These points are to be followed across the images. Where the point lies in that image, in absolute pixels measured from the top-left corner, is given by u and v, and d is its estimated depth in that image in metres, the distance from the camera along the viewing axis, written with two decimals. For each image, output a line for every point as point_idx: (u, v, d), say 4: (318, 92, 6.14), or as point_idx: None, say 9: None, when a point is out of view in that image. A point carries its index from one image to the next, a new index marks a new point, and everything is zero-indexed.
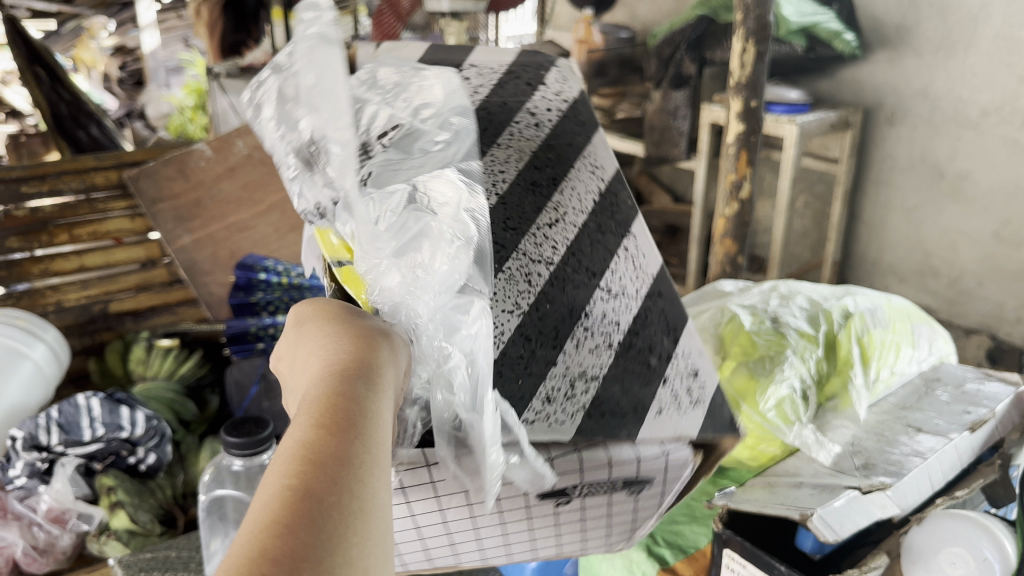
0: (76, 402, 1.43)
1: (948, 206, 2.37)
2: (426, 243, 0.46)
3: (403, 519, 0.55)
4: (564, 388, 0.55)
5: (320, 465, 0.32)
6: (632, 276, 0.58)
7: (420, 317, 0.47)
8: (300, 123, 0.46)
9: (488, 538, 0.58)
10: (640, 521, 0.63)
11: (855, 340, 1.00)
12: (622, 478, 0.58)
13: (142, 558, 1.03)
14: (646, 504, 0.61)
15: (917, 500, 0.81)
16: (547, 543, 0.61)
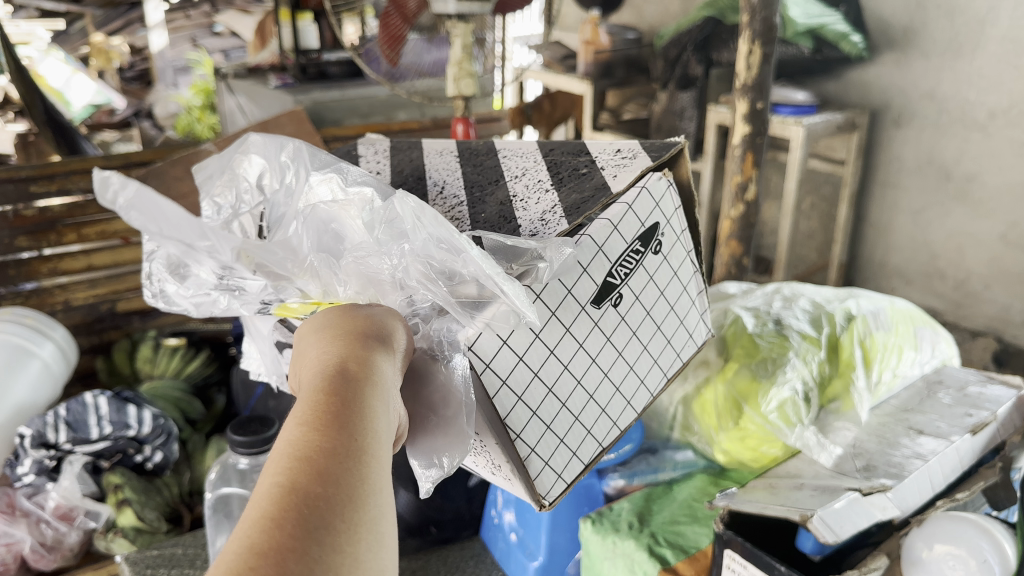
0: (82, 399, 1.44)
1: (955, 209, 2.37)
2: (331, 220, 0.57)
3: (530, 422, 0.57)
4: (537, 223, 0.63)
5: (309, 460, 0.33)
6: (534, 176, 0.71)
7: (373, 257, 0.55)
8: (201, 271, 0.63)
9: (598, 390, 0.63)
10: (680, 274, 0.71)
11: (857, 343, 0.99)
12: (637, 237, 0.66)
13: (148, 555, 1.04)
14: (667, 250, 0.70)
15: (918, 502, 0.82)
16: (642, 359, 0.67)
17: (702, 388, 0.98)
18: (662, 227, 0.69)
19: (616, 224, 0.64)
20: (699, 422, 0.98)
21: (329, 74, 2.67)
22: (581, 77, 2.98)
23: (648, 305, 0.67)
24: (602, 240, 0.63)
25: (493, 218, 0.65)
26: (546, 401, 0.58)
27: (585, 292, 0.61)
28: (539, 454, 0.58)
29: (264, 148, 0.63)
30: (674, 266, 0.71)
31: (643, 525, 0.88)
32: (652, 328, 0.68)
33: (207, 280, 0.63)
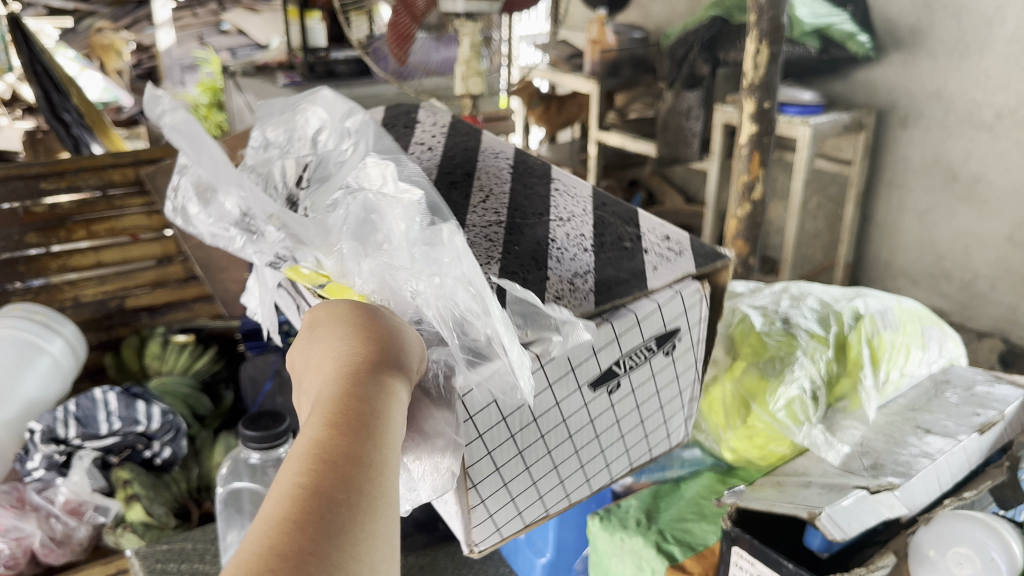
0: (92, 396, 1.45)
1: (961, 209, 2.37)
2: (374, 212, 0.57)
3: (491, 475, 0.59)
4: (565, 286, 0.63)
5: (331, 466, 0.34)
6: (574, 224, 0.71)
7: (405, 272, 0.54)
8: (226, 202, 0.68)
9: (563, 463, 0.65)
10: (681, 378, 0.72)
11: (865, 342, 0.99)
12: (653, 336, 0.66)
13: (157, 549, 1.05)
14: (681, 352, 0.70)
15: (925, 501, 0.82)
16: (615, 445, 0.69)
17: (711, 386, 0.98)
18: (682, 332, 0.69)
19: (641, 319, 0.64)
20: (706, 420, 0.98)
21: (336, 73, 2.68)
22: (587, 76, 2.98)
23: (638, 399, 0.69)
24: (622, 329, 0.63)
25: (523, 255, 0.66)
26: (513, 464, 0.61)
27: (590, 371, 0.62)
28: (485, 506, 0.60)
29: (335, 110, 0.71)
30: (678, 370, 0.71)
31: (651, 522, 0.88)
32: (634, 415, 0.69)
33: (229, 214, 0.69)
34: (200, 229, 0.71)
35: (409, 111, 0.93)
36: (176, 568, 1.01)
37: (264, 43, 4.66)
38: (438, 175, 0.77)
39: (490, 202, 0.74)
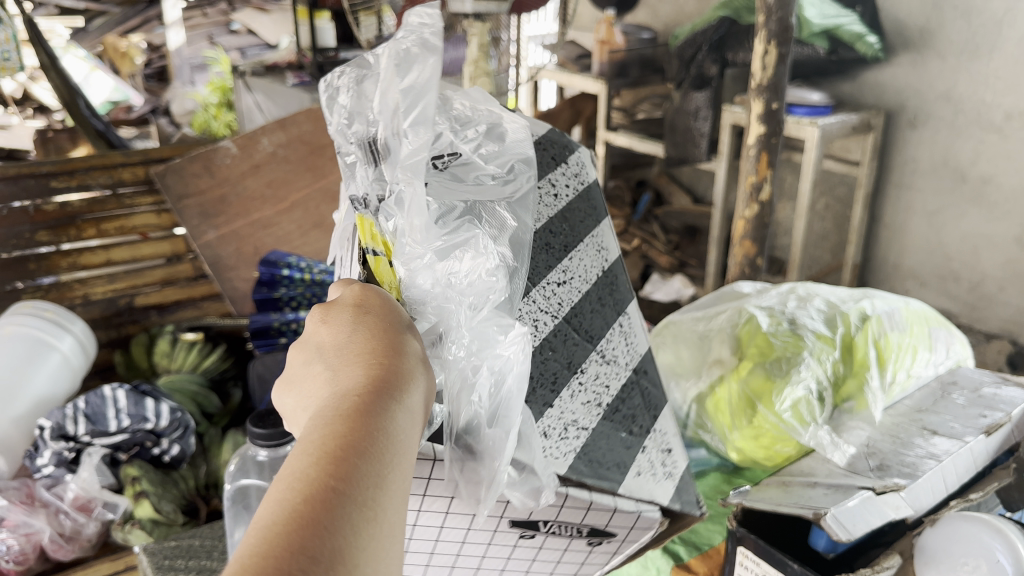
0: (101, 393, 1.44)
1: (970, 210, 2.37)
2: (463, 248, 0.55)
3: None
4: (561, 428, 0.61)
5: (344, 500, 0.37)
6: (621, 352, 0.69)
7: (456, 325, 0.56)
8: (350, 101, 0.60)
9: (438, 559, 0.63)
10: (582, 565, 0.70)
11: (871, 343, 1.00)
12: (591, 525, 0.64)
13: (166, 546, 1.05)
14: (603, 550, 0.68)
15: (931, 502, 0.82)
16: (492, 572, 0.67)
17: (717, 386, 1.01)
18: (615, 536, 0.66)
19: (593, 508, 0.62)
20: (713, 420, 1.00)
21: None
22: (596, 76, 2.98)
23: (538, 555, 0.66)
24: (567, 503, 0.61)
25: (548, 371, 0.61)
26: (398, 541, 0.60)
27: (517, 513, 0.60)
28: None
29: (518, 142, 0.62)
30: (586, 558, 0.69)
31: None
32: (522, 566, 0.67)
33: (344, 106, 0.61)
34: (331, 119, 0.61)
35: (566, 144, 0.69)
36: (183, 565, 1.02)
37: (273, 41, 4.67)
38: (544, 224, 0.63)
39: (565, 287, 0.63)
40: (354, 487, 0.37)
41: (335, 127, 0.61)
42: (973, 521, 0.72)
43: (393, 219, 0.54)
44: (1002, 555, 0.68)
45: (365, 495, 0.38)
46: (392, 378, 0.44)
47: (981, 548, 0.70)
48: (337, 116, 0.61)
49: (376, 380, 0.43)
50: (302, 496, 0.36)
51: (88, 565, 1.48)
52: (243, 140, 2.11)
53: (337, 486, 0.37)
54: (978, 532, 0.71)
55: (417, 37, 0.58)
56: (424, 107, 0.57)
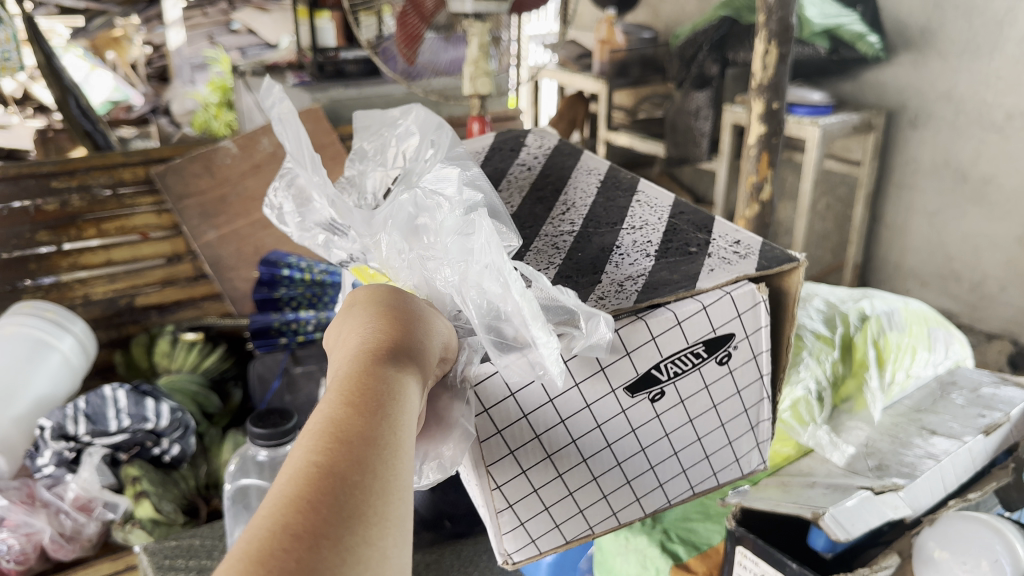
0: (102, 393, 1.43)
1: (970, 210, 2.37)
2: (424, 211, 0.56)
3: (518, 479, 0.55)
4: (613, 288, 0.59)
5: (335, 449, 0.32)
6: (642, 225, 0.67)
7: (441, 269, 0.54)
8: (297, 205, 0.68)
9: (605, 474, 0.59)
10: (747, 400, 0.65)
11: (871, 343, 0.99)
12: (701, 340, 0.60)
13: (166, 546, 1.05)
14: (739, 361, 0.63)
15: (930, 502, 0.82)
16: (668, 460, 0.62)
17: None
18: (737, 340, 0.62)
19: (683, 321, 0.58)
20: None
21: (346, 73, 2.68)
22: (596, 76, 2.97)
23: (690, 412, 0.62)
24: (659, 330, 0.57)
25: (583, 264, 0.63)
26: (547, 474, 0.56)
27: (621, 370, 0.56)
28: (516, 512, 0.56)
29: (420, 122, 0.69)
30: (741, 385, 0.64)
31: (655, 521, 0.88)
32: (691, 435, 0.62)
33: (295, 211, 0.68)
34: (291, 228, 0.69)
35: (519, 135, 0.90)
36: (183, 564, 1.02)
37: (273, 41, 4.67)
38: (527, 199, 0.77)
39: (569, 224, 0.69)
40: (344, 435, 0.33)
41: (304, 234, 0.68)
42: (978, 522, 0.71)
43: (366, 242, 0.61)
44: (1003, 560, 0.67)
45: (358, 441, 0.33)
46: (387, 347, 0.40)
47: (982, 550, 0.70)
48: (300, 225, 0.68)
49: (370, 351, 0.39)
50: (289, 458, 0.32)
51: (88, 564, 1.49)
52: (243, 139, 2.09)
53: (324, 439, 0.32)
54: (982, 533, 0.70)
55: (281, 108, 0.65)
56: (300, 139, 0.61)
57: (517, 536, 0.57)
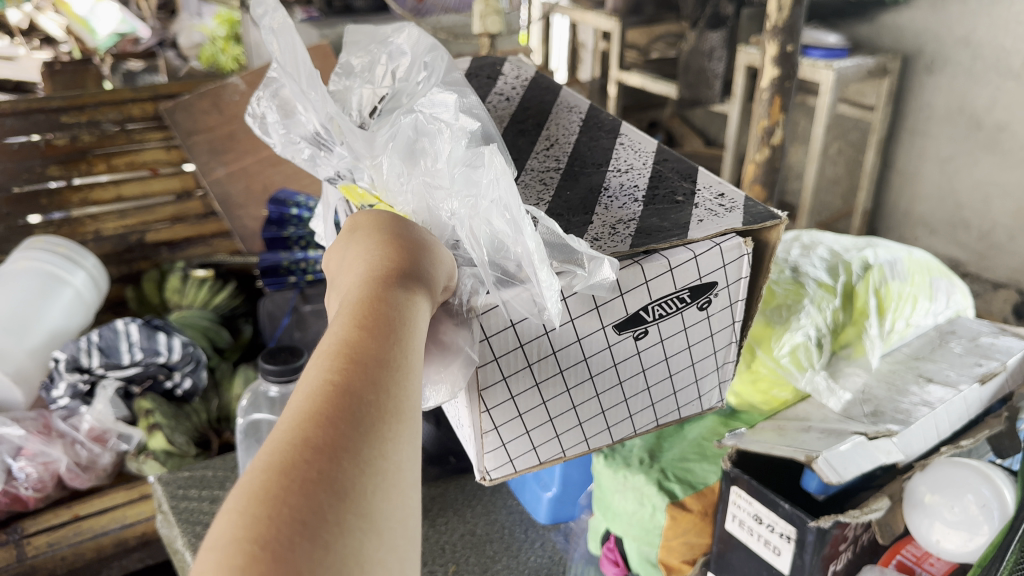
0: (115, 326, 1.46)
1: (983, 158, 2.35)
2: (425, 136, 0.58)
3: (505, 404, 0.57)
4: (607, 230, 0.61)
5: (354, 364, 0.33)
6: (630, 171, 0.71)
7: (443, 194, 0.56)
8: (280, 119, 0.65)
9: (583, 404, 0.60)
10: (719, 344, 0.65)
11: (872, 291, 0.99)
12: (687, 287, 0.60)
13: (179, 476, 1.08)
14: (721, 311, 0.63)
15: (921, 449, 0.85)
16: (641, 396, 0.63)
17: None
18: (719, 289, 0.62)
19: (674, 268, 0.58)
20: None
21: (354, 8, 2.64)
22: (609, 14, 2.93)
23: (668, 351, 0.62)
24: (651, 274, 0.58)
25: (575, 204, 0.65)
26: (531, 401, 0.58)
27: (611, 310, 0.57)
28: (500, 433, 0.58)
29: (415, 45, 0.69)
30: (715, 330, 0.64)
31: (653, 461, 0.90)
32: (665, 374, 0.63)
33: (278, 124, 0.65)
34: (271, 140, 0.65)
35: (495, 62, 0.96)
36: (197, 494, 1.05)
37: None
38: (511, 123, 0.81)
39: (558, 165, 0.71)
40: (359, 354, 0.34)
41: (286, 149, 0.65)
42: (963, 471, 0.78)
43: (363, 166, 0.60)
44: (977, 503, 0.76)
45: (372, 360, 0.34)
46: (393, 269, 0.41)
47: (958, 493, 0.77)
48: (282, 136, 0.65)
49: (376, 272, 0.41)
50: (307, 375, 0.33)
51: (104, 492, 1.48)
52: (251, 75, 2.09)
53: (342, 355, 0.34)
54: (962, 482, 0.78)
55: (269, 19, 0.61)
56: (297, 48, 0.57)
57: (505, 450, 0.59)
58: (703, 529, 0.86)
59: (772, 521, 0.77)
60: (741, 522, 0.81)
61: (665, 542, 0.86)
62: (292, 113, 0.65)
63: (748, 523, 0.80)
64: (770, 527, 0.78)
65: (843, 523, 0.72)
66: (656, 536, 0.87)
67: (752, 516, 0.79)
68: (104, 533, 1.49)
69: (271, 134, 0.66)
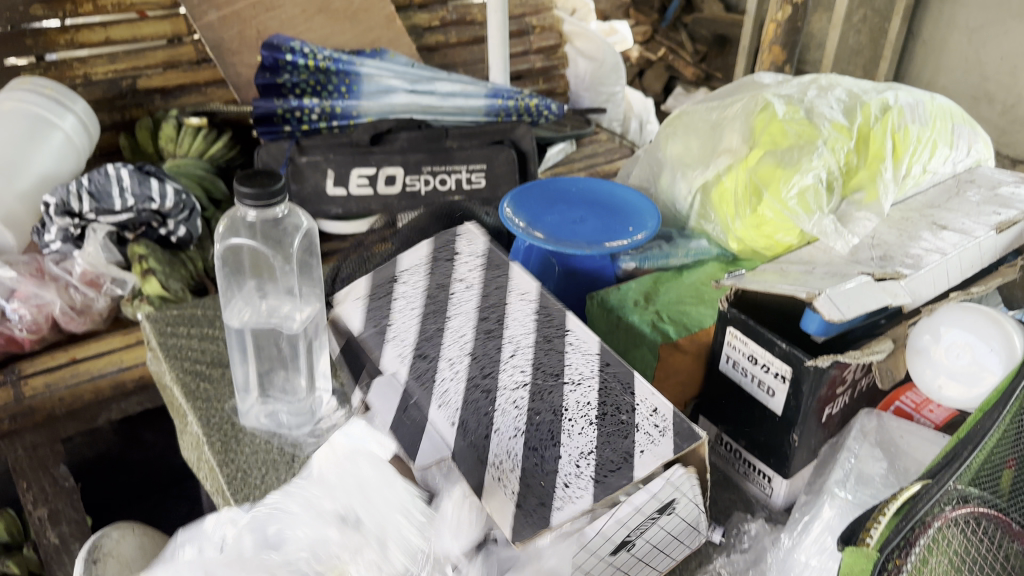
0: (105, 171, 1.42)
1: (1014, 28, 2.23)
2: (511, 318, 0.81)
3: (459, 397, 0.73)
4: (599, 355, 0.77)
5: None
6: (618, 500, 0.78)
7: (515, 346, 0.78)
8: (407, 264, 0.90)
9: (502, 420, 0.70)
10: (611, 450, 0.66)
11: (890, 134, 0.94)
12: (628, 406, 0.70)
13: (168, 314, 1.08)
14: (639, 428, 0.68)
15: (930, 295, 0.81)
16: (542, 449, 0.67)
17: (724, 175, 0.98)
18: (640, 413, 0.69)
19: (635, 392, 0.72)
20: (716, 210, 0.99)
21: None
22: None
23: (581, 429, 0.68)
24: (606, 386, 0.72)
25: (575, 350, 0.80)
26: (479, 405, 0.72)
27: (576, 403, 0.70)
28: (441, 414, 0.71)
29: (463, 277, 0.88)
30: (612, 435, 0.67)
31: (648, 303, 0.88)
32: (565, 446, 0.67)
33: (396, 273, 0.90)
34: (397, 266, 0.91)
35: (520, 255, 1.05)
36: (185, 332, 1.05)
37: None
38: None
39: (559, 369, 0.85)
40: None
41: (402, 283, 0.88)
42: (985, 317, 0.72)
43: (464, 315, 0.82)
44: (993, 357, 0.70)
45: None
46: None
47: (978, 341, 0.72)
48: (409, 272, 0.89)
49: None
50: None
51: (100, 338, 1.49)
52: None
53: None
54: (985, 329, 0.71)
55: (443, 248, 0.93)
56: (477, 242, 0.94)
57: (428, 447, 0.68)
58: (694, 369, 0.84)
59: (767, 361, 0.74)
60: (735, 363, 0.78)
61: (658, 384, 0.84)
62: (416, 261, 0.91)
63: (742, 364, 0.77)
64: (765, 367, 0.75)
65: (843, 362, 0.69)
66: (648, 378, 0.84)
67: (746, 356, 0.77)
68: (102, 375, 1.46)
69: (394, 266, 0.91)
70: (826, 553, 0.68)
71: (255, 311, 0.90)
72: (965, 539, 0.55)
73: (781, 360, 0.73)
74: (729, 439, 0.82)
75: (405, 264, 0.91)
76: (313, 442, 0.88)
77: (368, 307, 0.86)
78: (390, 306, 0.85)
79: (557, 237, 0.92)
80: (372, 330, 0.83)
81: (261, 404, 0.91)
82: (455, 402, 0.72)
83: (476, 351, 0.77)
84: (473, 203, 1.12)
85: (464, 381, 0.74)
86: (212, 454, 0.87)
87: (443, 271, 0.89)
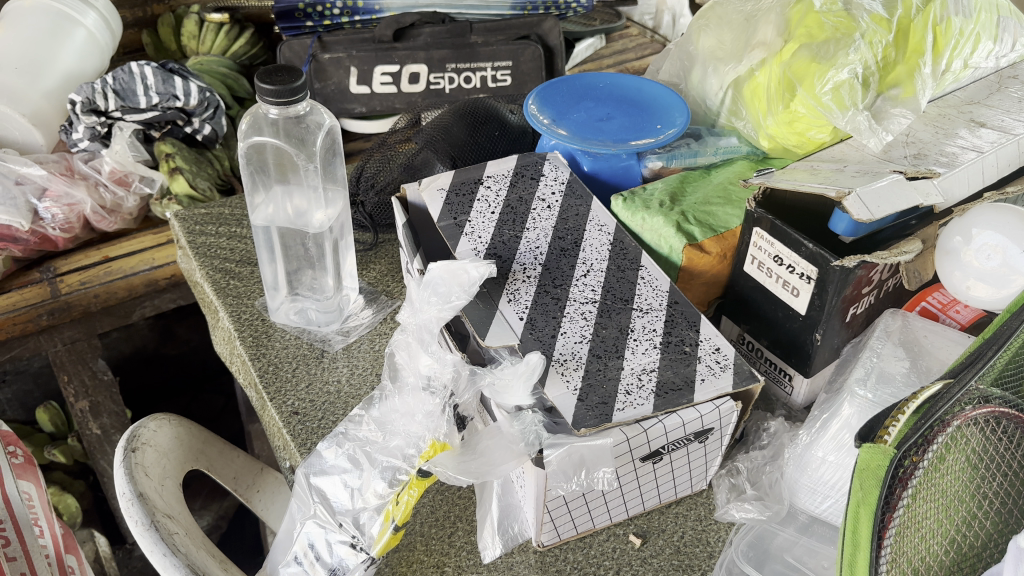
0: (129, 69, 1.41)
1: None
2: (580, 246, 0.81)
3: (523, 304, 0.74)
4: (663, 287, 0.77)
5: None
6: None
7: (584, 271, 0.78)
8: (496, 175, 0.88)
9: (564, 328, 0.72)
10: (669, 370, 0.68)
11: (931, 27, 0.89)
12: (693, 338, 0.71)
13: (196, 213, 1.08)
14: (698, 357, 0.69)
15: (963, 194, 0.79)
16: (605, 356, 0.69)
17: (758, 70, 0.95)
18: (699, 347, 0.70)
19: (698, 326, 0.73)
20: (748, 107, 0.97)
21: None
22: None
23: (640, 347, 0.70)
24: (669, 315, 0.73)
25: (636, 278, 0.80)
26: (540, 313, 0.73)
27: (639, 331, 0.72)
28: (507, 312, 0.73)
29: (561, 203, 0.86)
30: (671, 359, 0.69)
31: (674, 204, 0.87)
32: (624, 357, 0.69)
33: (483, 176, 0.88)
34: (486, 168, 0.89)
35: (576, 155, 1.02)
36: (213, 231, 1.06)
37: None
38: None
39: None
40: None
41: (488, 187, 0.87)
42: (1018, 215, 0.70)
43: (539, 235, 0.82)
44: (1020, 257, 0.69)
45: None
46: None
47: (1007, 241, 0.70)
48: (493, 180, 0.88)
49: None
50: None
51: (131, 237, 1.51)
52: None
53: None
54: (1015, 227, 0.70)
55: (538, 165, 0.90)
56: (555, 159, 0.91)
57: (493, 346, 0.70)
58: (720, 269, 0.83)
59: (794, 263, 0.74)
60: (760, 264, 0.78)
61: (683, 283, 0.84)
62: (503, 170, 0.89)
63: (766, 264, 0.77)
64: (791, 268, 0.74)
65: (869, 263, 0.68)
66: (672, 277, 0.84)
67: (771, 257, 0.76)
68: (135, 273, 1.48)
69: (481, 168, 0.89)
70: (844, 450, 0.69)
71: (279, 209, 0.88)
72: (982, 439, 0.54)
73: (838, 315, 0.74)
74: (751, 338, 0.83)
75: (493, 170, 0.89)
76: (342, 338, 0.91)
77: (449, 201, 0.85)
78: (472, 206, 0.85)
79: (582, 136, 0.91)
80: (450, 221, 0.83)
81: (291, 301, 0.93)
82: (525, 300, 0.74)
83: (548, 263, 0.79)
84: (499, 99, 1.10)
85: (529, 293, 0.75)
86: (244, 348, 0.89)
87: (537, 189, 0.87)
